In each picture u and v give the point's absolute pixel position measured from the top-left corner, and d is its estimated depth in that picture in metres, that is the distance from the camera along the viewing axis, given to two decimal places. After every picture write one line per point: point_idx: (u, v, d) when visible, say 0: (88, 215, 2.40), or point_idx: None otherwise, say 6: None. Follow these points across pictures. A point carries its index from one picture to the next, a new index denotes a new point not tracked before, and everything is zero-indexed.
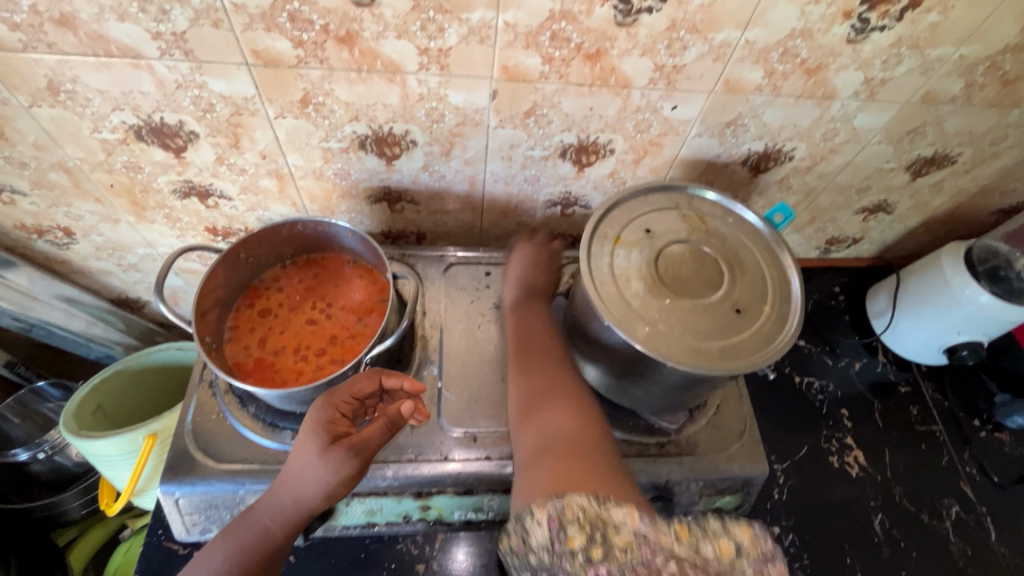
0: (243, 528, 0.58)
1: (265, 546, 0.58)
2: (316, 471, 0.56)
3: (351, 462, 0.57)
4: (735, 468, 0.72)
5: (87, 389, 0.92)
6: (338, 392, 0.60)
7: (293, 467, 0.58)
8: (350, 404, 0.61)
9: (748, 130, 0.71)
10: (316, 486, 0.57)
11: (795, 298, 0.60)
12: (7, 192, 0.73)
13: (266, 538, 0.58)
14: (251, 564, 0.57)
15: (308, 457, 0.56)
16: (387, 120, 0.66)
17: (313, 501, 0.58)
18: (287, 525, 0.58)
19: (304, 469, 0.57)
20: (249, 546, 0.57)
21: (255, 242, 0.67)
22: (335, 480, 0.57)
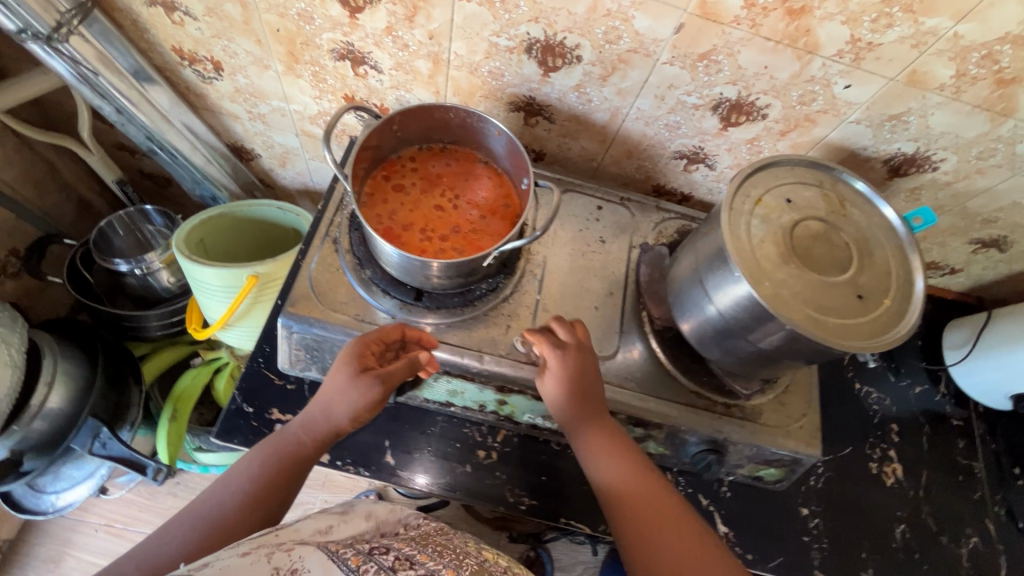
0: (277, 439, 0.64)
1: (299, 456, 0.63)
2: (343, 395, 0.64)
3: (378, 389, 0.64)
4: (790, 445, 0.76)
5: (196, 222, 0.98)
6: (368, 333, 0.67)
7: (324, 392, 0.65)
8: (378, 344, 0.67)
9: (908, 128, 0.70)
10: (346, 408, 0.64)
11: (917, 299, 0.61)
12: (180, 12, 0.75)
13: (298, 448, 0.63)
14: (282, 465, 0.62)
15: (340, 381, 0.64)
16: (565, 29, 0.66)
17: (342, 420, 0.65)
18: (314, 438, 0.64)
19: (333, 393, 0.64)
20: (281, 451, 0.63)
21: (410, 117, 0.70)
22: (359, 400, 0.64)
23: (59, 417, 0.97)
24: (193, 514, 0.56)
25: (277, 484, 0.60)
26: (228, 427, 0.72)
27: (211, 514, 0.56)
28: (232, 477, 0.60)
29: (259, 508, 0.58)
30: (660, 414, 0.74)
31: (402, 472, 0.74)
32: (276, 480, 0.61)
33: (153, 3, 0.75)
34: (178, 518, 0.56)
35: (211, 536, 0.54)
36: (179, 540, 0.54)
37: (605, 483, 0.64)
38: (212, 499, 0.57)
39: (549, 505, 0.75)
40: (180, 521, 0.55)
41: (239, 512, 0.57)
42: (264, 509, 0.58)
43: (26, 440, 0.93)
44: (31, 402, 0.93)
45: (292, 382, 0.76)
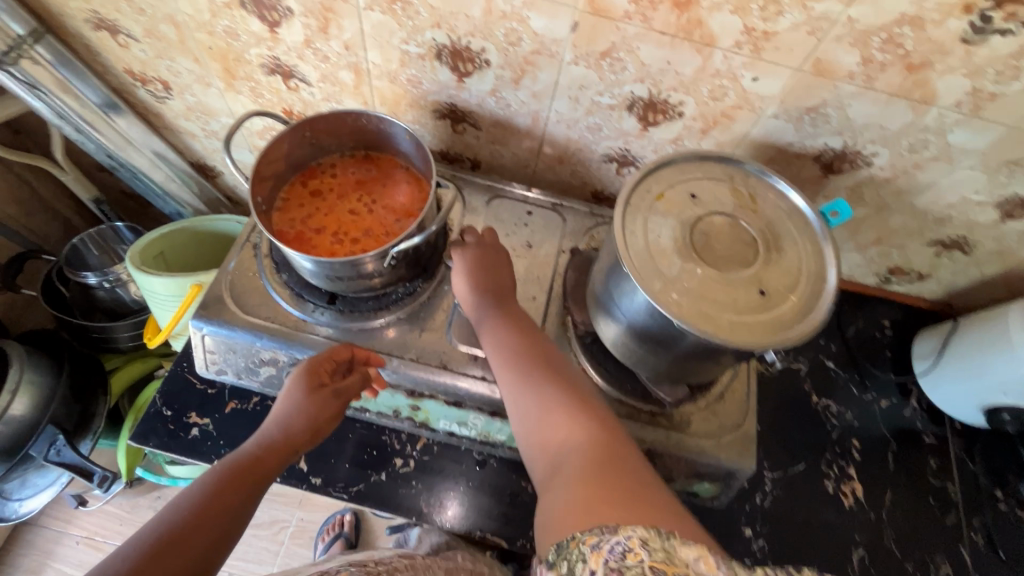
0: (229, 459, 0.57)
1: (258, 472, 0.57)
2: (303, 409, 0.63)
3: (336, 403, 0.65)
4: (720, 457, 0.71)
5: (154, 236, 1.02)
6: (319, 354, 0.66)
7: (281, 408, 0.63)
8: (329, 364, 0.66)
9: (829, 121, 0.67)
10: (304, 421, 0.62)
11: (826, 295, 0.57)
12: (123, 35, 0.80)
13: (257, 463, 0.58)
14: (239, 481, 0.55)
15: (297, 397, 0.63)
16: (466, 33, 0.67)
17: (300, 435, 0.63)
18: (275, 452, 0.60)
19: (294, 407, 0.63)
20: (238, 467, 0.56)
21: (322, 124, 0.71)
22: (319, 412, 0.63)
23: (21, 424, 1.00)
24: (137, 537, 0.46)
25: (237, 497, 0.53)
26: (145, 430, 0.73)
27: (162, 528, 0.48)
28: (180, 496, 0.51)
29: (213, 520, 0.50)
30: None
31: (315, 479, 0.73)
32: (236, 494, 0.54)
33: (99, 28, 0.80)
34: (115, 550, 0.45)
35: (162, 555, 0.45)
36: (115, 566, 0.44)
37: (553, 441, 0.52)
38: (157, 518, 0.49)
39: (465, 517, 0.72)
40: (127, 545, 0.45)
41: (193, 521, 0.49)
42: (219, 521, 0.50)
43: None
44: None
45: (213, 387, 0.77)
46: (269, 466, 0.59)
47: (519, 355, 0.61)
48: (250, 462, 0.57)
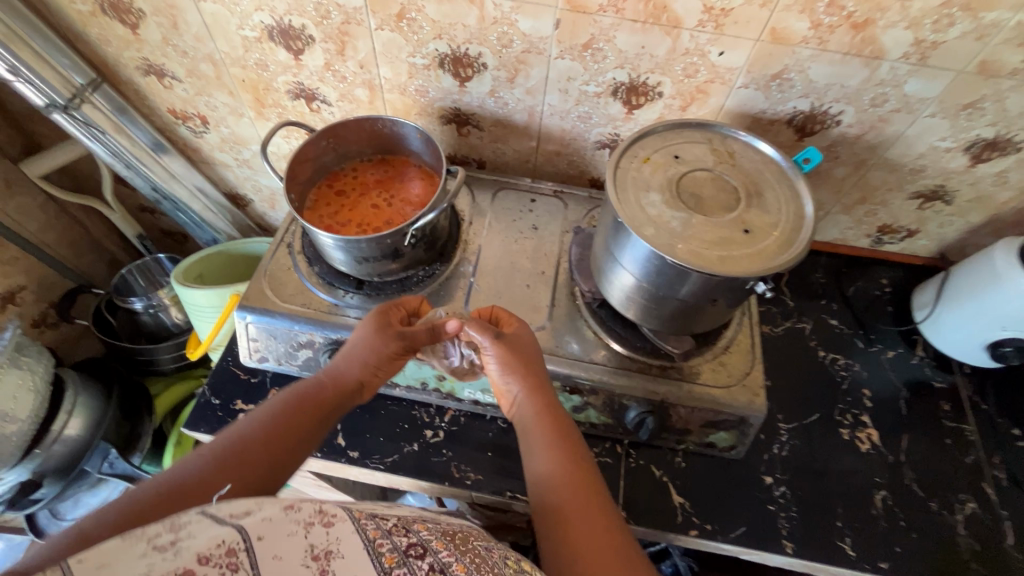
0: (297, 386, 0.65)
1: (321, 401, 0.65)
2: (368, 344, 0.68)
3: (398, 341, 0.68)
4: (732, 403, 0.75)
5: (194, 259, 1.12)
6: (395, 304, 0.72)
7: (352, 345, 0.68)
8: (399, 311, 0.72)
9: (794, 85, 0.75)
10: (362, 357, 0.67)
11: (805, 228, 0.63)
12: (168, 77, 0.92)
13: (321, 394, 0.65)
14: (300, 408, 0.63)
15: (365, 333, 0.68)
16: (465, 40, 0.77)
17: (359, 370, 0.67)
18: (336, 386, 0.67)
19: (362, 344, 0.68)
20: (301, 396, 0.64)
21: (344, 131, 0.81)
22: (382, 350, 0.68)
23: (75, 443, 1.08)
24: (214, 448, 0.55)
25: (296, 427, 0.61)
26: (196, 417, 0.79)
27: (234, 440, 0.56)
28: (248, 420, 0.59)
29: (270, 447, 0.57)
30: (592, 380, 0.75)
31: (352, 452, 0.78)
32: (296, 420, 0.61)
33: (147, 73, 0.93)
34: (197, 450, 0.55)
35: (231, 473, 0.53)
36: (196, 469, 0.52)
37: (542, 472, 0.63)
38: (231, 434, 0.57)
39: (494, 479, 0.77)
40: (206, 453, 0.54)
41: (254, 440, 0.57)
42: (279, 445, 0.58)
43: (46, 463, 1.04)
44: (53, 427, 1.04)
45: (256, 376, 0.84)
46: (331, 396, 0.66)
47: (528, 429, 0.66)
48: (314, 390, 0.65)
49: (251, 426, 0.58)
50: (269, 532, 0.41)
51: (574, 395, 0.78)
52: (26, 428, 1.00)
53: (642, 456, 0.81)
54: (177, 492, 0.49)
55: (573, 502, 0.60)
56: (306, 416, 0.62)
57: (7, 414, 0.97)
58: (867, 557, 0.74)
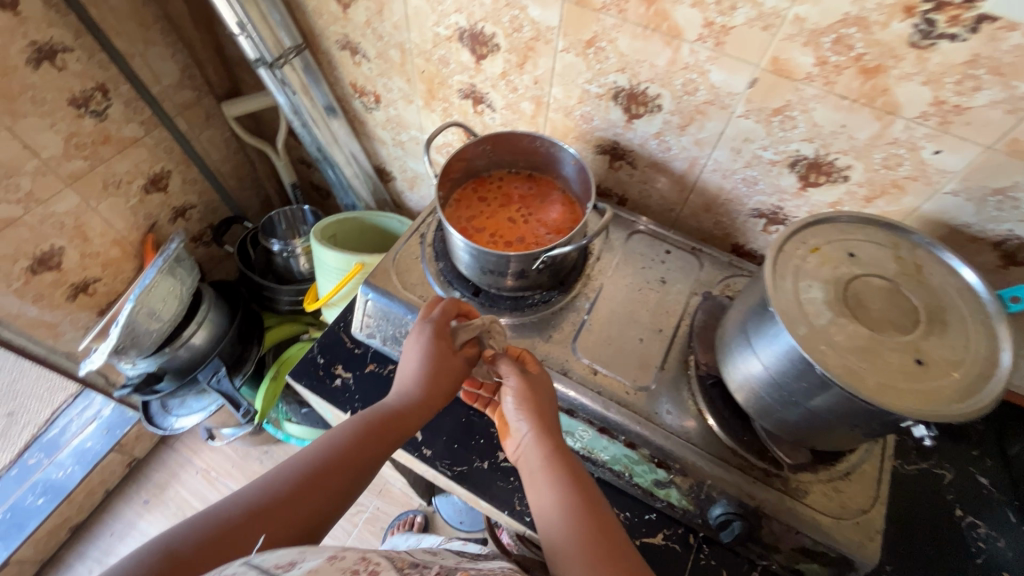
0: (381, 406, 0.65)
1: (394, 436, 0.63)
2: (435, 366, 0.67)
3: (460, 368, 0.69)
4: (838, 539, 0.66)
5: (333, 220, 1.20)
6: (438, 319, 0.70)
7: (416, 367, 0.67)
8: (448, 323, 0.70)
9: (1019, 207, 0.64)
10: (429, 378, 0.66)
11: (997, 379, 0.53)
12: (360, 55, 1.00)
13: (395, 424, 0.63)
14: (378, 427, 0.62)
15: (426, 347, 0.67)
16: (647, 79, 0.75)
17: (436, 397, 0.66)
18: (417, 409, 0.65)
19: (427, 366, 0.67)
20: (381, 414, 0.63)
21: (503, 143, 0.82)
22: (443, 378, 0.67)
23: (196, 350, 1.22)
24: (286, 469, 0.55)
25: (364, 460, 0.59)
26: (301, 371, 0.85)
27: (315, 462, 0.57)
28: (326, 443, 0.59)
29: (344, 468, 0.58)
30: (684, 459, 0.70)
31: (426, 450, 0.79)
32: (370, 443, 0.61)
33: (343, 48, 1.01)
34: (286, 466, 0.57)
35: (293, 504, 0.53)
36: (275, 488, 0.54)
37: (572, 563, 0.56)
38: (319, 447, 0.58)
39: None
40: (281, 475, 0.55)
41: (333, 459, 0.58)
42: (351, 468, 0.58)
43: (171, 360, 1.19)
44: (184, 332, 1.18)
45: (360, 349, 0.89)
46: (409, 423, 0.64)
47: (558, 538, 0.58)
48: (396, 415, 0.64)
49: (336, 446, 0.59)
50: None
51: (660, 468, 0.73)
52: (164, 329, 1.14)
53: (714, 555, 0.76)
54: (257, 514, 0.51)
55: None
56: (377, 447, 0.61)
57: (155, 313, 1.11)
58: None
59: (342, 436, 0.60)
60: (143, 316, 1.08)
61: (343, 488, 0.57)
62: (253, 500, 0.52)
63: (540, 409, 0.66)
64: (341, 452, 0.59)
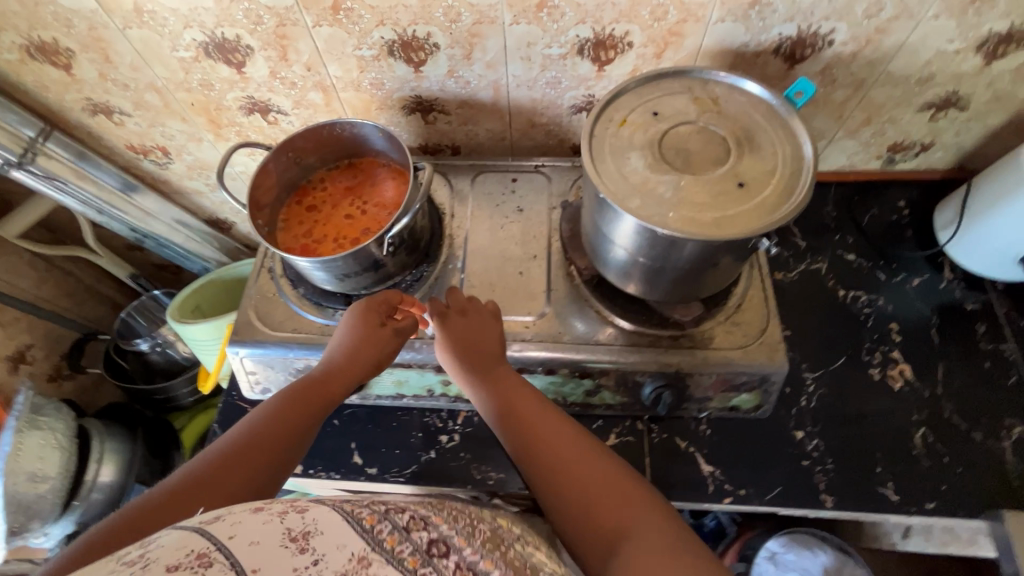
0: (293, 385, 0.65)
1: (320, 402, 0.64)
2: (365, 345, 0.66)
3: (393, 344, 0.68)
4: (751, 364, 0.71)
5: (186, 292, 1.10)
6: (374, 298, 0.70)
7: (338, 340, 0.67)
8: (384, 305, 0.70)
9: (775, 9, 0.67)
10: (358, 354, 0.66)
11: (806, 172, 0.58)
12: (117, 114, 0.88)
13: (316, 392, 0.64)
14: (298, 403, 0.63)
15: (361, 329, 0.67)
16: (410, 23, 0.71)
17: (359, 368, 0.66)
18: (337, 381, 0.65)
19: (349, 340, 0.67)
20: (298, 392, 0.64)
21: (302, 143, 0.76)
22: (375, 351, 0.66)
23: (110, 489, 1.11)
24: (216, 449, 0.57)
25: (287, 430, 0.60)
26: None
27: (237, 442, 0.57)
28: (250, 419, 0.60)
29: (274, 445, 0.58)
30: (600, 360, 0.72)
31: (371, 469, 0.77)
32: (294, 414, 0.62)
33: (95, 113, 0.88)
34: (203, 453, 0.56)
35: (218, 480, 0.54)
36: (193, 473, 0.54)
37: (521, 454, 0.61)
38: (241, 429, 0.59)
39: (517, 475, 0.75)
40: (200, 460, 0.55)
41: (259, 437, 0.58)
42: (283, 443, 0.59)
43: (87, 512, 1.08)
44: (86, 477, 1.07)
45: None
46: (329, 394, 0.65)
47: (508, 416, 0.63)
48: (311, 391, 0.64)
49: (255, 430, 0.59)
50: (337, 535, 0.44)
51: (585, 378, 0.74)
52: (58, 484, 1.02)
53: (666, 429, 0.78)
54: (183, 494, 0.51)
55: (621, 511, 0.53)
56: (302, 415, 0.62)
57: (37, 475, 0.98)
58: (911, 498, 0.71)
59: (260, 417, 0.60)
60: (23, 485, 0.96)
61: (279, 441, 0.59)
62: (172, 484, 0.52)
63: (467, 328, 0.68)
64: (261, 431, 0.59)
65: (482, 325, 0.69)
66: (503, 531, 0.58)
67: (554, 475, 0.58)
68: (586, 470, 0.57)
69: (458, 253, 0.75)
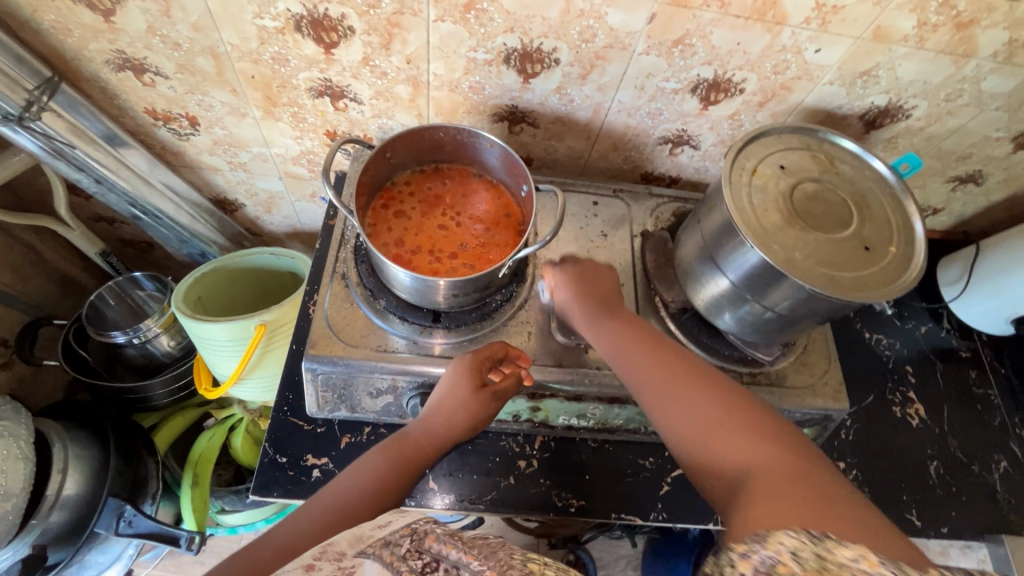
0: (395, 439, 0.65)
1: (416, 461, 0.63)
2: (466, 408, 0.65)
3: (492, 407, 0.65)
4: (819, 403, 0.77)
5: (191, 280, 0.96)
6: (480, 353, 0.66)
7: (439, 400, 0.65)
8: (489, 359, 0.67)
9: (878, 82, 0.73)
10: (456, 421, 0.65)
11: (919, 242, 0.63)
12: (151, 73, 0.74)
13: (418, 453, 0.64)
14: (401, 464, 0.62)
15: (462, 394, 0.64)
16: (540, 34, 0.68)
17: (456, 432, 0.65)
18: (435, 444, 0.65)
19: (450, 404, 0.64)
20: (402, 453, 0.63)
21: (403, 143, 0.70)
22: (475, 416, 0.65)
23: (77, 504, 0.93)
24: (321, 501, 0.57)
25: (388, 490, 0.60)
26: (265, 481, 0.70)
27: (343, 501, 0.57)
28: (354, 471, 0.60)
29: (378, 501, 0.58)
30: None
31: (448, 495, 0.74)
32: (399, 477, 0.61)
33: (121, 68, 0.74)
34: (311, 502, 0.57)
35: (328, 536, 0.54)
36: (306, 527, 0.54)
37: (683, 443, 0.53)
38: (345, 483, 0.59)
39: (599, 502, 0.76)
40: (308, 512, 0.56)
41: (364, 497, 0.58)
42: (387, 499, 0.59)
43: (46, 532, 0.90)
44: (48, 492, 0.90)
45: (321, 426, 0.75)
46: (430, 455, 0.65)
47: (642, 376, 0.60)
48: (412, 449, 0.64)
49: (356, 490, 0.58)
50: None
51: None
52: (21, 501, 0.86)
53: None
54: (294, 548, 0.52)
55: (793, 482, 0.43)
56: (401, 475, 0.61)
57: None
58: (930, 523, 0.82)
59: (369, 475, 0.60)
60: None
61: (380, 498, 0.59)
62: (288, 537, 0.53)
63: (585, 283, 0.70)
64: (363, 486, 0.59)
65: (610, 302, 0.69)
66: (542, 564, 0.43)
67: (712, 466, 0.49)
68: (742, 438, 0.49)
69: (586, 274, 0.71)
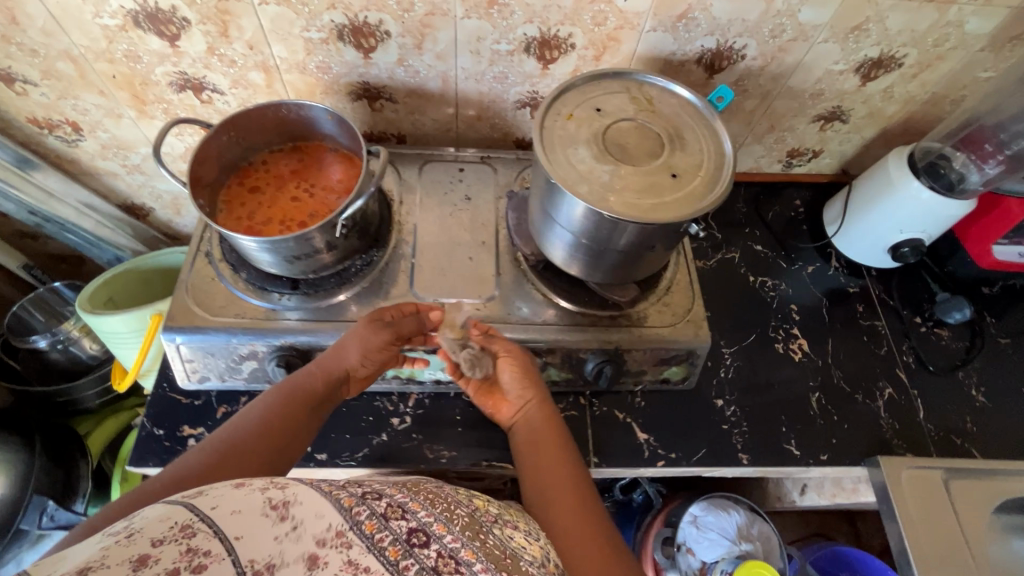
0: (289, 378, 0.66)
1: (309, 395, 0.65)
2: (363, 338, 0.67)
3: (388, 334, 0.69)
4: (681, 340, 0.79)
5: (99, 282, 1.02)
6: (384, 307, 0.71)
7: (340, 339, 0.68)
8: (392, 308, 0.71)
9: (698, 24, 0.76)
10: (354, 354, 0.67)
11: (727, 165, 0.66)
12: (20, 81, 0.80)
13: (311, 392, 0.65)
14: (296, 400, 0.64)
15: (359, 328, 0.68)
16: (362, 8, 0.72)
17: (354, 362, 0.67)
18: (328, 379, 0.66)
19: (349, 338, 0.68)
20: (294, 389, 0.64)
21: (245, 122, 0.74)
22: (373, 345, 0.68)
23: (3, 503, 0.97)
24: (210, 442, 0.57)
25: (280, 426, 0.61)
26: (141, 452, 0.74)
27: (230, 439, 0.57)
28: (243, 414, 0.61)
29: (270, 440, 0.59)
30: (548, 340, 0.76)
31: (321, 455, 0.76)
32: (293, 414, 0.62)
33: None
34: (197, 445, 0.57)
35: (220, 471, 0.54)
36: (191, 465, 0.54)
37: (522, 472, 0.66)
38: (235, 424, 0.60)
39: (470, 451, 0.78)
40: (194, 452, 0.56)
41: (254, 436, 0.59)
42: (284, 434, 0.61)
43: None
44: None
45: (198, 399, 0.79)
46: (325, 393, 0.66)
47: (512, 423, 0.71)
48: (306, 389, 0.65)
49: (247, 427, 0.59)
50: (250, 527, 0.40)
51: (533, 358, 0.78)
52: None
53: (605, 402, 0.85)
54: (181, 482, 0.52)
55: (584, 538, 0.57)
56: (292, 411, 0.63)
57: None
58: (810, 453, 0.83)
59: (263, 415, 0.61)
60: None
61: (276, 432, 0.60)
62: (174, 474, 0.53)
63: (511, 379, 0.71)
64: (252, 426, 0.60)
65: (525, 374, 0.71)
66: (482, 515, 0.52)
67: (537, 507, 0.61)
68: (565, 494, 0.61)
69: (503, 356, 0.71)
